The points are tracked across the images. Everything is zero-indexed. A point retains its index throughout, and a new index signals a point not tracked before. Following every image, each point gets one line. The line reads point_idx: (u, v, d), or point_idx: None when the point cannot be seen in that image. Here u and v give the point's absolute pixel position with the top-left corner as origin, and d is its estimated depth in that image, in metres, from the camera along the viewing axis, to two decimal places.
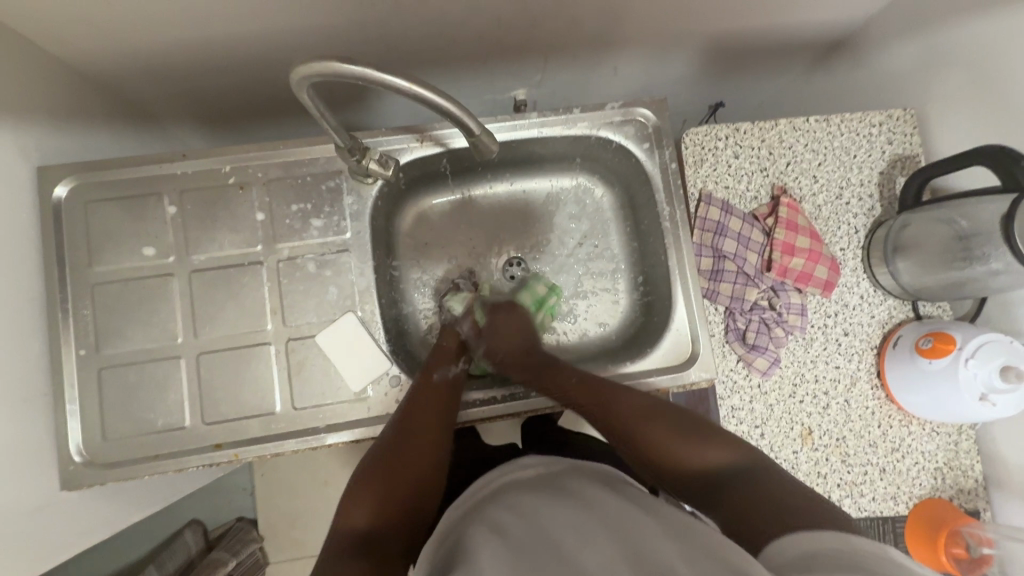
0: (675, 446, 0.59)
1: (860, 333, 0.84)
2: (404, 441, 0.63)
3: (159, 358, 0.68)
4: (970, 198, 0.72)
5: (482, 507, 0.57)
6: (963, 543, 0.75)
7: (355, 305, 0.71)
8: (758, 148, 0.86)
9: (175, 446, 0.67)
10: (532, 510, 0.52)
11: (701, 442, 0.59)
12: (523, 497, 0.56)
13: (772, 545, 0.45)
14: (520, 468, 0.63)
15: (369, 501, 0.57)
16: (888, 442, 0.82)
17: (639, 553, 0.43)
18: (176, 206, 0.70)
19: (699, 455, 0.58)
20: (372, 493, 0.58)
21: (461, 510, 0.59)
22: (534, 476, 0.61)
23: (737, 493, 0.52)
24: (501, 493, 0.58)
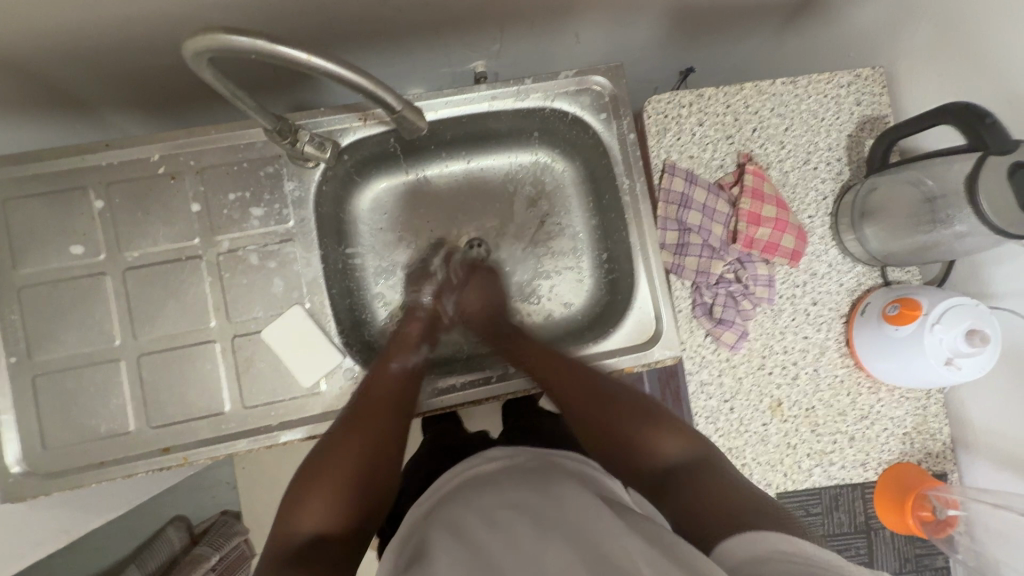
0: (628, 428, 0.60)
1: (829, 302, 0.83)
2: (356, 435, 0.60)
3: (97, 362, 0.65)
4: (938, 159, 0.70)
5: (444, 506, 0.55)
6: (930, 506, 0.75)
7: (302, 297, 0.68)
8: (722, 114, 0.83)
9: (121, 452, 0.64)
10: (492, 508, 0.51)
11: (659, 429, 0.59)
12: (484, 494, 0.54)
13: (725, 544, 0.44)
14: (478, 461, 0.61)
15: (323, 498, 0.55)
16: (858, 409, 0.82)
17: (600, 555, 0.42)
18: (103, 199, 0.66)
19: (651, 438, 0.59)
20: (320, 494, 0.56)
21: (424, 508, 0.58)
22: (497, 468, 0.59)
23: (682, 487, 0.53)
24: (462, 490, 0.57)
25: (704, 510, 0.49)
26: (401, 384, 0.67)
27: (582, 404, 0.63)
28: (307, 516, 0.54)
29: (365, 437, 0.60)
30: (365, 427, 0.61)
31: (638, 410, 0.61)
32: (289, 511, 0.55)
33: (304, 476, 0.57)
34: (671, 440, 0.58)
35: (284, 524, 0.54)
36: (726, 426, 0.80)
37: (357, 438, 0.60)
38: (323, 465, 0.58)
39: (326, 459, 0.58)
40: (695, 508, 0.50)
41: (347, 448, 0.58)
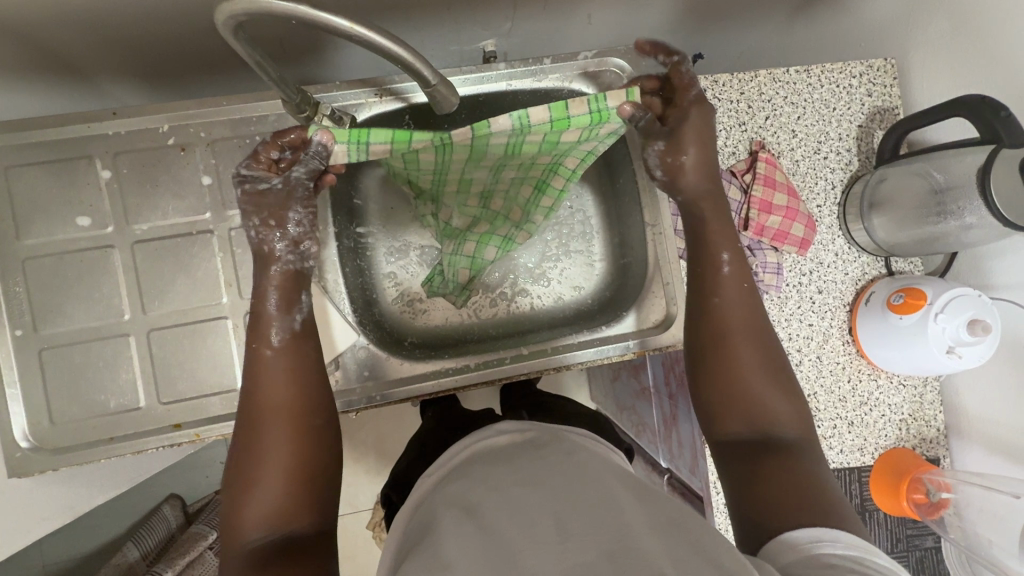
0: (759, 376, 0.58)
1: (834, 291, 0.84)
2: (271, 425, 0.53)
3: (106, 337, 0.63)
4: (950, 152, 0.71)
5: (452, 480, 0.55)
6: (923, 489, 0.77)
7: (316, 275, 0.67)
8: (737, 101, 0.83)
9: (130, 428, 0.63)
10: (508, 486, 0.51)
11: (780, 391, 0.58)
12: (497, 471, 0.54)
13: (782, 538, 0.46)
14: (493, 433, 0.62)
15: (262, 496, 0.51)
16: (857, 395, 0.84)
17: (626, 544, 0.41)
18: (110, 170, 0.64)
19: (773, 404, 0.57)
20: (259, 496, 0.51)
21: (434, 479, 0.58)
22: (508, 444, 0.59)
23: (778, 459, 0.53)
24: (471, 467, 0.57)
25: (795, 491, 0.50)
26: (292, 356, 0.57)
27: (735, 340, 0.60)
28: (251, 522, 0.49)
29: (284, 425, 0.54)
30: (276, 413, 0.54)
31: (777, 370, 0.59)
32: (233, 519, 0.50)
33: (230, 483, 0.52)
34: (790, 414, 0.57)
35: (232, 538, 0.50)
36: None
37: (270, 430, 0.53)
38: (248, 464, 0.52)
39: (249, 458, 0.52)
40: (781, 486, 0.50)
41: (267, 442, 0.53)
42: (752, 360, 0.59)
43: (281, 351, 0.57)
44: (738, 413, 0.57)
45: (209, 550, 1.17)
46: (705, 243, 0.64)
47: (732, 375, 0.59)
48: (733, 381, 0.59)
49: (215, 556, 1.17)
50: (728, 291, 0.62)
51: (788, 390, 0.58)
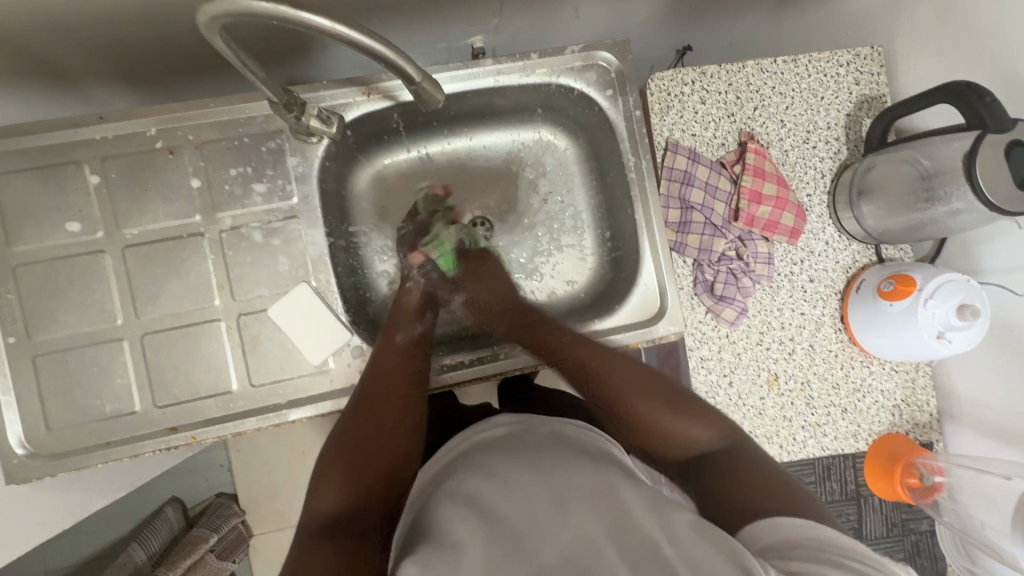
0: (663, 409, 0.63)
1: (825, 280, 0.84)
2: (362, 417, 0.65)
3: (99, 341, 0.63)
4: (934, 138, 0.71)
5: (451, 470, 0.55)
6: (917, 473, 0.79)
7: (308, 275, 0.67)
8: (725, 92, 0.83)
9: (126, 432, 0.63)
10: (507, 474, 0.51)
11: (695, 415, 0.61)
12: (493, 459, 0.54)
13: (757, 526, 0.48)
14: (493, 425, 0.61)
15: (338, 479, 0.60)
16: (850, 382, 0.85)
17: (626, 530, 0.43)
18: (99, 175, 0.64)
19: (684, 429, 0.61)
20: (335, 478, 0.61)
21: (433, 470, 0.58)
22: (505, 433, 0.59)
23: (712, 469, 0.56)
24: (468, 455, 0.57)
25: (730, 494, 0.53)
26: (405, 362, 0.70)
27: (618, 388, 0.67)
28: (327, 501, 0.58)
29: (371, 419, 0.65)
30: (365, 411, 0.65)
31: (677, 402, 0.63)
32: (314, 495, 0.60)
33: (321, 468, 0.63)
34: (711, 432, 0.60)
35: (309, 515, 0.58)
36: (724, 400, 0.82)
37: (361, 420, 0.65)
38: (340, 451, 0.63)
39: (342, 446, 0.64)
40: (719, 491, 0.53)
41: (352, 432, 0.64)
42: (642, 403, 0.64)
43: (389, 348, 0.70)
44: (666, 442, 0.61)
45: (210, 552, 1.17)
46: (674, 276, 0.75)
47: (645, 424, 0.63)
48: (647, 429, 0.63)
49: (217, 558, 1.17)
50: (613, 368, 0.69)
51: (704, 413, 0.62)
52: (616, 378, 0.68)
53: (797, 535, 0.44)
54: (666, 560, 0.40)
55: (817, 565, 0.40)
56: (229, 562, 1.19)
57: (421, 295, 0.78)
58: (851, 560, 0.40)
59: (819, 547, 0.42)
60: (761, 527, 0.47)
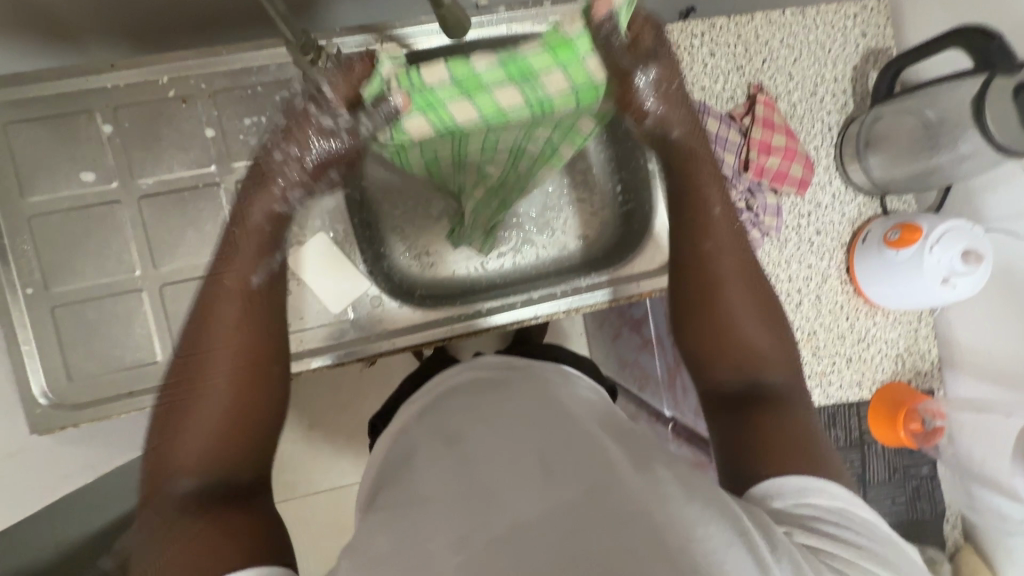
0: (754, 327, 0.60)
1: (831, 232, 0.86)
2: (205, 381, 0.55)
3: (118, 292, 0.63)
4: (943, 85, 0.73)
5: (433, 416, 0.57)
6: (919, 418, 0.82)
7: (325, 226, 0.67)
8: (734, 45, 0.83)
9: (149, 381, 0.64)
10: (494, 427, 0.51)
11: (778, 344, 0.60)
12: (487, 410, 0.54)
13: (758, 482, 0.49)
14: (473, 367, 0.63)
15: (196, 441, 0.52)
16: (855, 332, 0.87)
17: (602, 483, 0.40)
18: (111, 124, 0.63)
19: (762, 351, 0.60)
20: (194, 443, 0.53)
21: (416, 407, 0.61)
22: (493, 377, 0.61)
23: (767, 404, 0.56)
24: (452, 401, 0.58)
25: (776, 434, 0.53)
26: (250, 307, 0.58)
27: (728, 285, 0.62)
28: (178, 469, 0.52)
29: (215, 378, 0.55)
30: (217, 365, 0.55)
31: (764, 313, 0.61)
32: (162, 462, 0.53)
33: (166, 433, 0.54)
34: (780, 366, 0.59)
35: (160, 487, 0.52)
36: None
37: (206, 382, 0.54)
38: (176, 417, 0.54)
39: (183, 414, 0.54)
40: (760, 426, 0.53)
41: (203, 401, 0.53)
42: (738, 300, 0.61)
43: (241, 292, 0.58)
44: (727, 355, 0.60)
45: None
46: (693, 194, 0.66)
47: (725, 321, 0.60)
48: (726, 333, 0.60)
49: None
50: (724, 246, 0.63)
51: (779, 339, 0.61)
52: (732, 263, 0.63)
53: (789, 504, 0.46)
54: (648, 511, 0.37)
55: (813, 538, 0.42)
56: None
57: (269, 213, 0.61)
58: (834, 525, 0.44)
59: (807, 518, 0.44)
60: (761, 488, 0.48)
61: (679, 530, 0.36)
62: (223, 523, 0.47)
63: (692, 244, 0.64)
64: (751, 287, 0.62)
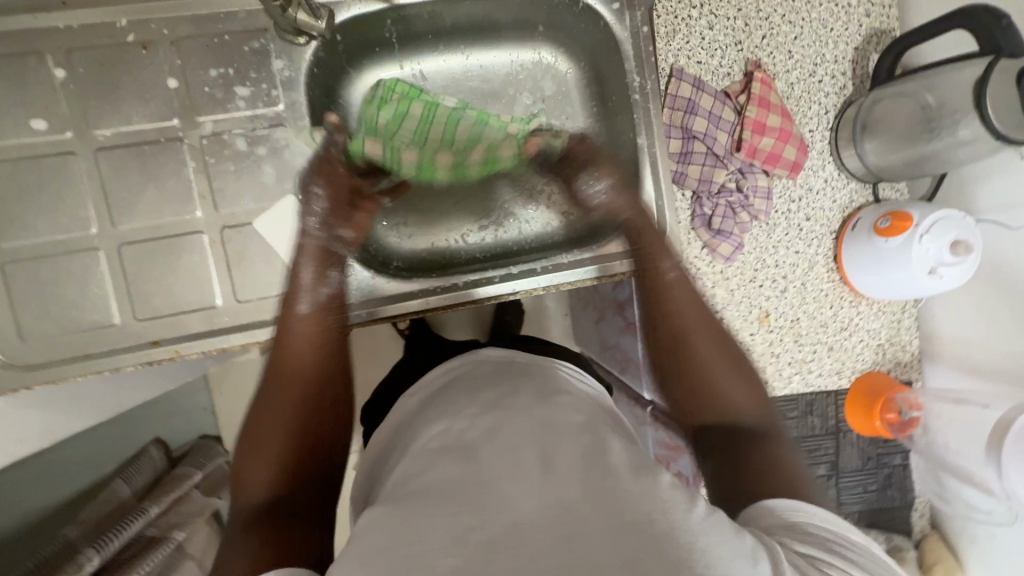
0: (716, 372, 0.58)
1: (821, 219, 0.84)
2: (278, 390, 0.59)
3: (73, 250, 0.60)
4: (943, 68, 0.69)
5: (429, 412, 0.54)
6: (896, 408, 0.81)
7: (296, 188, 0.64)
8: (733, 18, 0.80)
9: (106, 345, 0.61)
10: (489, 418, 0.48)
11: (736, 379, 0.59)
12: (478, 402, 0.51)
13: (752, 511, 0.46)
14: (476, 360, 0.61)
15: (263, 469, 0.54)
16: (838, 321, 0.86)
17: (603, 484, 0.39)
18: (64, 69, 0.59)
19: (729, 394, 0.58)
20: (257, 468, 0.55)
21: (414, 398, 0.59)
22: (489, 369, 0.58)
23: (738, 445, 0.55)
24: (454, 397, 0.55)
25: (760, 468, 0.51)
26: (326, 330, 0.61)
27: (689, 336, 0.60)
28: (248, 486, 0.54)
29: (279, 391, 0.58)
30: (287, 380, 0.59)
31: (731, 359, 0.59)
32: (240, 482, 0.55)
33: (245, 440, 0.57)
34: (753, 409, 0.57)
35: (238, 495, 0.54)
36: None
37: (283, 392, 0.58)
38: (251, 431, 0.57)
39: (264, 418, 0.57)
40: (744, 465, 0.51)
41: (263, 436, 0.56)
42: (706, 349, 0.60)
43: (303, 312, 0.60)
44: (704, 400, 0.58)
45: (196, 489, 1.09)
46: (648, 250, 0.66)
47: (697, 372, 0.59)
48: (699, 385, 0.59)
49: (201, 495, 1.09)
50: (679, 294, 0.62)
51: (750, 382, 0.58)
52: (699, 314, 0.61)
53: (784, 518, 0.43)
54: (653, 520, 0.35)
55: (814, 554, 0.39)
56: (216, 497, 1.12)
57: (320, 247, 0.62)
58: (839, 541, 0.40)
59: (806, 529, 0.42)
60: (761, 511, 0.45)
61: (680, 535, 0.35)
62: (263, 543, 0.47)
63: (656, 300, 0.63)
64: (718, 334, 0.61)
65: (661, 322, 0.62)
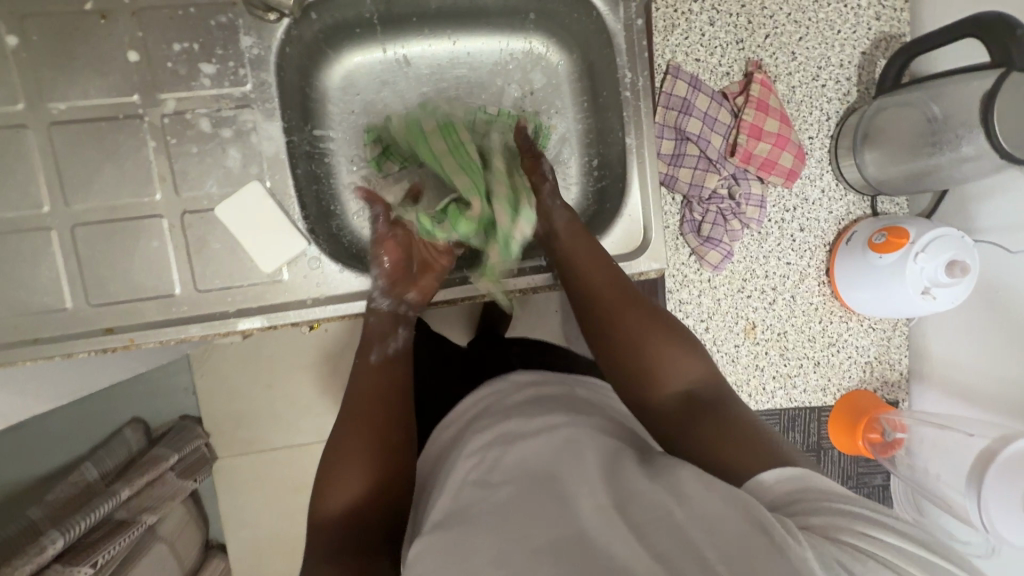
0: (658, 347, 0.55)
1: (815, 229, 0.81)
2: (367, 412, 0.56)
3: (23, 229, 0.57)
4: (951, 79, 0.65)
5: (462, 440, 0.52)
6: (879, 429, 0.79)
7: (262, 174, 0.60)
8: (735, 15, 0.76)
9: (56, 330, 0.58)
10: (532, 456, 0.45)
11: (680, 351, 0.54)
12: (515, 431, 0.48)
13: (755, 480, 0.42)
14: (502, 386, 0.57)
15: (353, 475, 0.53)
16: (826, 336, 0.83)
17: (633, 501, 0.40)
18: (18, 36, 0.55)
19: (675, 367, 0.53)
20: (339, 483, 0.53)
21: (451, 429, 0.56)
22: (524, 397, 0.54)
23: (699, 412, 0.50)
24: (482, 418, 0.53)
25: (728, 436, 0.46)
26: (397, 368, 0.61)
27: (625, 318, 0.57)
28: (332, 505, 0.52)
29: (370, 418, 0.56)
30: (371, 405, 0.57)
31: (667, 329, 0.56)
32: (318, 494, 0.53)
33: (336, 450, 0.55)
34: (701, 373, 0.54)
35: (316, 518, 0.53)
36: (699, 344, 0.81)
37: (359, 423, 0.55)
38: (351, 441, 0.54)
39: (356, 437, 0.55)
40: (709, 426, 0.47)
41: (332, 487, 0.53)
42: (638, 324, 0.57)
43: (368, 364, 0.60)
44: (653, 373, 0.54)
45: (171, 472, 1.02)
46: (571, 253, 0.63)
47: (639, 348, 0.55)
48: (644, 365, 0.54)
49: (177, 476, 1.02)
50: (609, 282, 0.60)
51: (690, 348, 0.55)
52: (609, 289, 0.60)
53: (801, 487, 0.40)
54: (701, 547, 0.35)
55: (844, 529, 0.36)
56: (191, 481, 1.05)
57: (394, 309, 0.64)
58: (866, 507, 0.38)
59: (829, 498, 0.39)
60: (761, 479, 0.42)
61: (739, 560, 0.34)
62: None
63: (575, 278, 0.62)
64: (647, 313, 0.58)
65: (594, 302, 0.60)
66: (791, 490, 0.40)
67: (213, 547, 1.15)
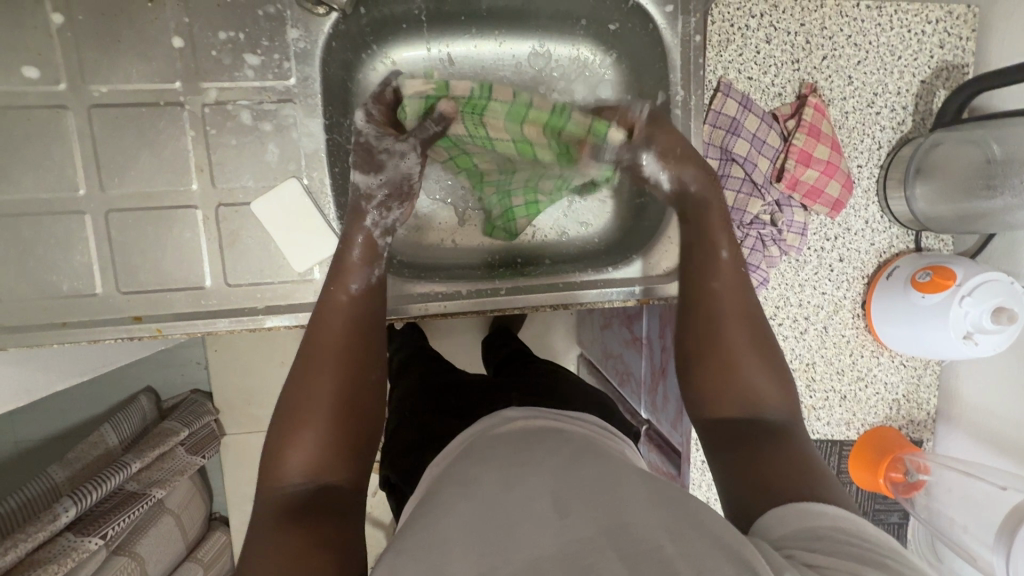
0: (748, 360, 0.55)
1: (855, 261, 0.79)
2: (343, 357, 0.55)
3: (57, 210, 0.56)
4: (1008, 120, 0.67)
5: (455, 467, 0.47)
6: (902, 468, 0.76)
7: (300, 171, 0.60)
8: (794, 33, 0.72)
9: (84, 314, 0.57)
10: (521, 481, 0.41)
11: (768, 375, 0.55)
12: (502, 464, 0.44)
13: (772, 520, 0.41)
14: (499, 422, 0.51)
15: (309, 443, 0.50)
16: (855, 370, 0.81)
17: (620, 525, 0.36)
18: (63, 14, 0.54)
19: (758, 384, 0.54)
20: (302, 442, 0.50)
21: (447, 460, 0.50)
22: (527, 428, 0.49)
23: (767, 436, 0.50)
24: (470, 451, 0.48)
25: (797, 472, 0.46)
26: (370, 306, 0.58)
27: (726, 327, 0.57)
28: (293, 467, 0.49)
29: (352, 363, 0.55)
30: (344, 350, 0.55)
31: (762, 352, 0.56)
32: (274, 459, 0.50)
33: (281, 426, 0.51)
34: (779, 399, 0.54)
35: (269, 482, 0.49)
36: None
37: (336, 366, 0.54)
38: (311, 415, 0.51)
39: (320, 407, 0.52)
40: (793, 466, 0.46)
41: (296, 446, 0.50)
42: (735, 333, 0.57)
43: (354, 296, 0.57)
44: (726, 389, 0.55)
45: (180, 446, 1.00)
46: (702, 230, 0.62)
47: (723, 363, 0.56)
48: (728, 370, 0.55)
49: (187, 453, 1.00)
50: (722, 273, 0.60)
51: (778, 372, 0.55)
52: (732, 291, 0.59)
53: (819, 523, 0.39)
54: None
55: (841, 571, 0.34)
56: (200, 457, 1.03)
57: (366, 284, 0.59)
58: (889, 559, 0.35)
59: (846, 541, 0.37)
60: (771, 518, 0.42)
61: None
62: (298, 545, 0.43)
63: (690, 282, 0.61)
64: (748, 318, 0.58)
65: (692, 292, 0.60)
66: (802, 526, 0.39)
67: (215, 520, 1.16)
